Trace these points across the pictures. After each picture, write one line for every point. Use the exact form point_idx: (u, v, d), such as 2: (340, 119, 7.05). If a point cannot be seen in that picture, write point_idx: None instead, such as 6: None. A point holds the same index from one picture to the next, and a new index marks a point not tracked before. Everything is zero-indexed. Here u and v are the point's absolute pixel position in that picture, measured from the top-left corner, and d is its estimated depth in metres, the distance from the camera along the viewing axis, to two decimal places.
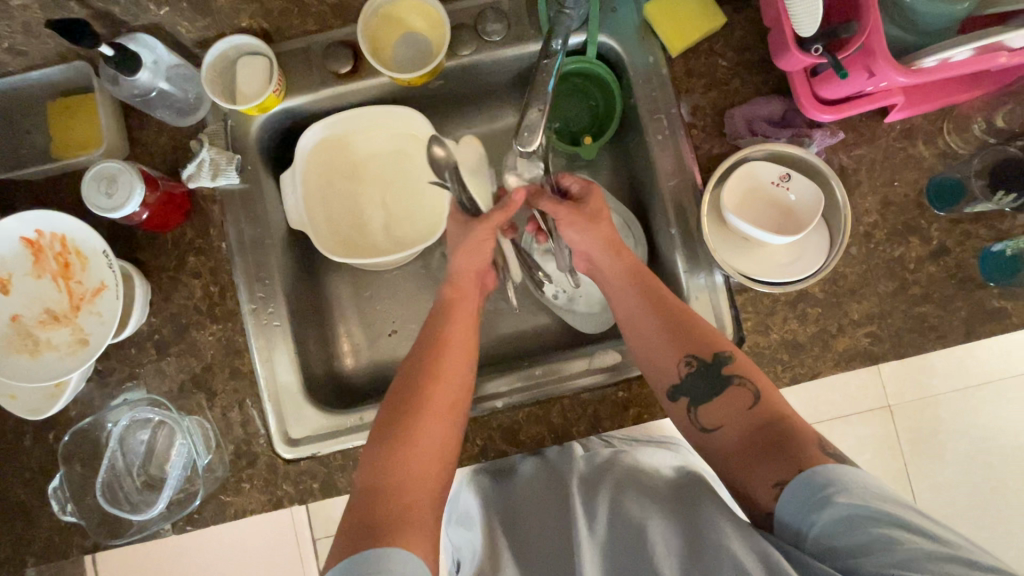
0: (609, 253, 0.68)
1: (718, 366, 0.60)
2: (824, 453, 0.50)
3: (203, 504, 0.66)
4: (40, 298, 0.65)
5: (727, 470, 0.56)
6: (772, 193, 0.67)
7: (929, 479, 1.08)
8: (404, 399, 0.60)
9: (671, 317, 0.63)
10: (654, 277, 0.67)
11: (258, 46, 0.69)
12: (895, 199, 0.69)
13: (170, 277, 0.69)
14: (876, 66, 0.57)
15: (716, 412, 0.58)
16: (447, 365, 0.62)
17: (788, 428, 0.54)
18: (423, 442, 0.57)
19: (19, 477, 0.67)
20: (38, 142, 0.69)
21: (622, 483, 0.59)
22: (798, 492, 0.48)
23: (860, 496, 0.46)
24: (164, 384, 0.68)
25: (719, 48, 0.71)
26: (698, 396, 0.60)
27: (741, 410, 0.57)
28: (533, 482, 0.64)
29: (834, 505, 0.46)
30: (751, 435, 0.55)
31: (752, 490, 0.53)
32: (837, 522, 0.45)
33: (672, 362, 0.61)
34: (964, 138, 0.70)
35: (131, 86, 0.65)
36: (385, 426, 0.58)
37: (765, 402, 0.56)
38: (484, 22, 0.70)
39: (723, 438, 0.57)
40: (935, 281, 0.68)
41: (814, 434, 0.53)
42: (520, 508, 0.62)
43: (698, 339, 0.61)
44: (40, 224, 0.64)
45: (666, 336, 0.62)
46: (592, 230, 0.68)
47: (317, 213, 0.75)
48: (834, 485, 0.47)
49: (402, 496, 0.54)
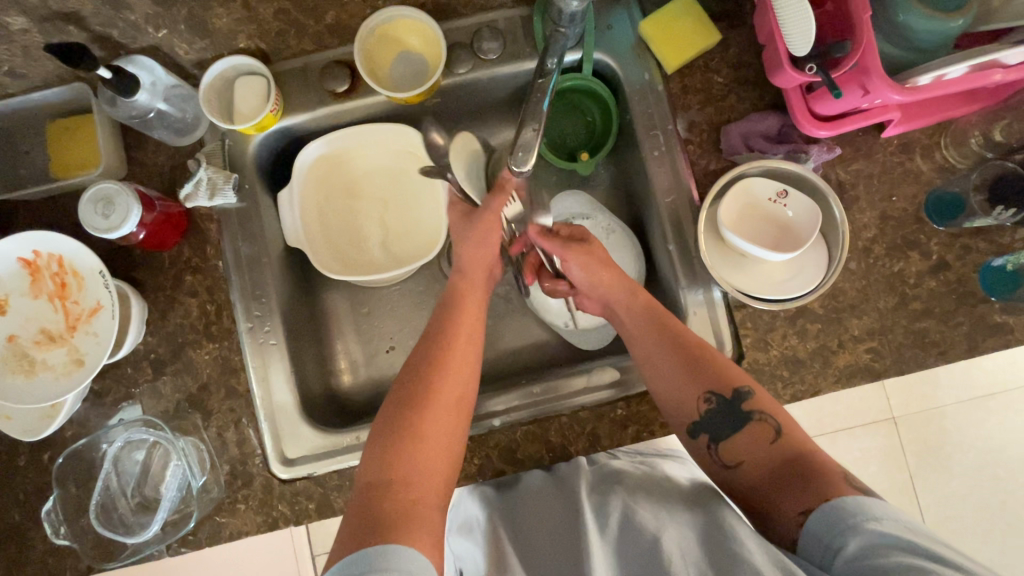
0: (627, 293, 0.67)
1: (736, 401, 0.58)
2: (851, 485, 0.49)
3: (198, 525, 0.65)
4: (36, 318, 0.65)
5: (754, 505, 0.55)
6: (769, 210, 0.67)
7: (936, 492, 1.07)
8: (411, 396, 0.58)
9: (690, 355, 0.61)
10: (672, 317, 0.65)
11: (256, 66, 0.69)
12: (893, 213, 0.69)
13: (167, 296, 0.69)
14: (870, 84, 0.56)
15: (737, 449, 0.57)
16: (454, 364, 0.60)
17: (812, 461, 0.53)
18: (432, 443, 0.55)
19: (14, 499, 0.66)
20: (36, 162, 0.69)
21: (633, 490, 0.58)
22: (825, 518, 0.47)
23: (892, 527, 0.44)
24: (160, 404, 0.68)
25: (714, 65, 0.71)
26: (718, 432, 0.59)
27: (763, 445, 0.56)
28: (540, 490, 0.62)
29: (861, 532, 0.45)
30: (775, 470, 0.54)
31: (779, 521, 0.52)
32: (865, 547, 0.44)
33: (691, 397, 0.60)
34: (962, 152, 0.70)
35: (129, 107, 0.65)
36: (390, 424, 0.56)
37: (786, 436, 0.55)
38: (480, 40, 0.71)
39: (745, 475, 0.56)
40: (936, 295, 0.67)
41: (838, 468, 0.51)
42: (526, 516, 0.61)
43: (717, 373, 0.60)
44: (37, 245, 0.64)
45: (683, 371, 0.61)
46: (603, 273, 0.68)
47: (315, 230, 0.75)
48: (866, 514, 0.46)
49: (410, 491, 0.52)
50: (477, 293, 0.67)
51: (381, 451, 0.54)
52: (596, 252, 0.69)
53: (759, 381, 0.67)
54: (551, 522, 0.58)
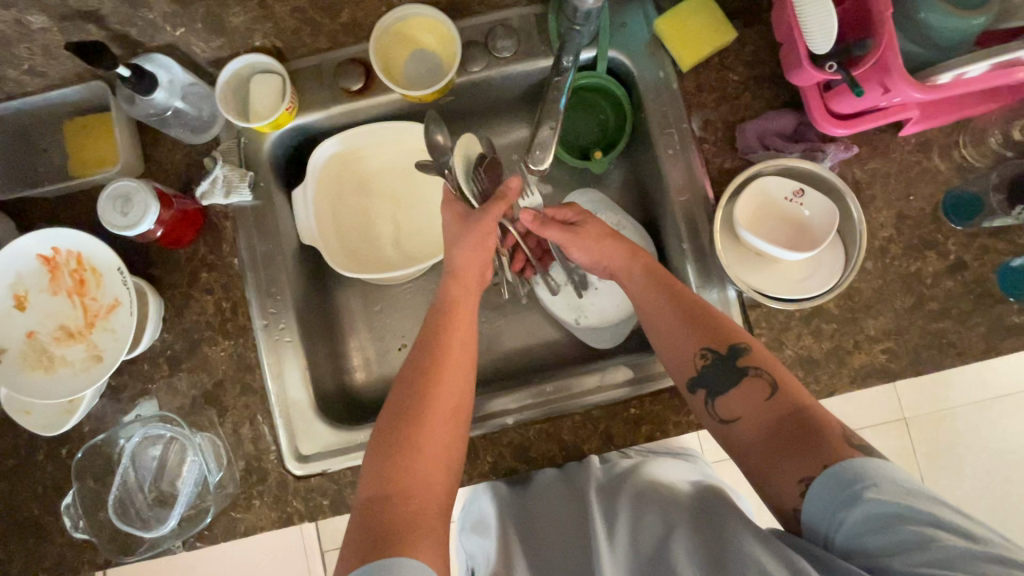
0: (627, 257, 0.67)
1: (733, 358, 0.58)
2: (850, 446, 0.48)
3: (214, 521, 0.66)
4: (54, 314, 0.66)
5: (751, 464, 0.54)
6: (785, 209, 0.66)
7: (949, 494, 1.06)
8: (409, 405, 0.57)
9: (689, 312, 0.61)
10: (676, 280, 0.65)
11: (271, 64, 0.69)
12: (911, 213, 0.68)
13: (183, 293, 0.70)
14: (891, 82, 0.56)
15: (733, 405, 0.56)
16: (449, 372, 0.59)
17: (810, 420, 0.51)
18: (430, 453, 0.55)
19: (33, 493, 0.67)
20: (54, 160, 0.70)
21: (641, 493, 0.58)
22: (824, 488, 0.47)
23: (890, 492, 0.44)
24: (176, 400, 0.68)
25: (730, 63, 0.71)
26: (715, 388, 0.58)
27: (758, 401, 0.55)
28: (550, 494, 0.62)
29: (862, 503, 0.44)
30: (771, 428, 0.53)
31: (777, 486, 0.51)
32: (866, 519, 0.44)
33: (688, 353, 0.60)
34: (980, 151, 0.69)
35: (146, 105, 0.66)
36: (388, 435, 0.56)
37: (782, 392, 0.54)
38: (494, 38, 0.71)
39: (742, 431, 0.55)
40: (952, 296, 0.67)
41: (839, 426, 0.50)
42: (536, 519, 0.61)
43: (714, 331, 0.59)
44: (56, 242, 0.65)
45: (682, 326, 0.61)
46: (604, 248, 0.68)
47: (328, 227, 0.76)
48: (863, 481, 0.45)
49: (410, 506, 0.52)
50: (468, 299, 0.66)
51: (380, 466, 0.54)
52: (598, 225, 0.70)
53: None
54: (563, 526, 0.59)
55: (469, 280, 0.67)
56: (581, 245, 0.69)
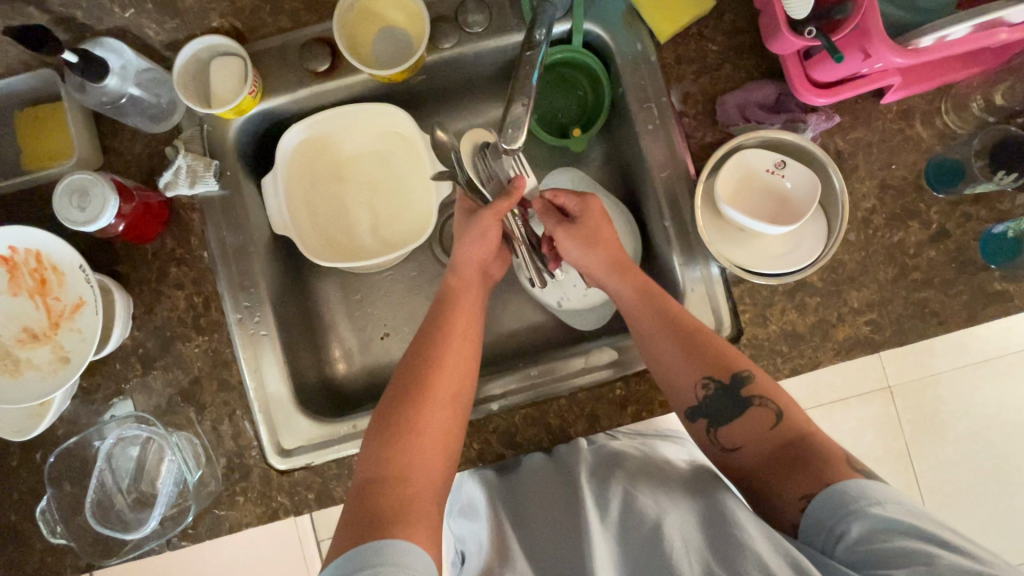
0: (615, 273, 0.67)
1: (736, 388, 0.58)
2: (852, 468, 0.50)
3: (197, 519, 0.64)
4: (17, 316, 0.63)
5: (755, 488, 0.55)
6: (766, 181, 0.65)
7: (932, 459, 1.07)
8: (407, 394, 0.57)
9: (689, 337, 0.60)
10: (670, 297, 0.64)
11: (231, 46, 0.66)
12: (893, 182, 0.67)
13: (153, 289, 0.67)
14: (872, 47, 0.55)
15: (737, 433, 0.57)
16: (450, 359, 0.59)
17: (812, 446, 0.53)
18: (429, 436, 0.55)
19: (8, 499, 0.65)
20: (6, 154, 0.66)
21: (633, 474, 0.58)
22: (829, 502, 0.48)
23: (895, 511, 0.45)
24: (151, 399, 0.66)
25: (709, 32, 0.69)
26: (717, 417, 0.58)
27: (762, 430, 0.56)
28: (541, 475, 0.61)
29: (866, 517, 0.45)
30: (774, 455, 0.54)
31: (780, 504, 0.52)
32: (869, 532, 0.44)
33: (689, 382, 0.59)
34: (962, 117, 0.68)
35: (99, 92, 0.63)
36: (388, 420, 0.55)
37: (785, 423, 0.55)
38: (465, 13, 0.68)
39: (745, 459, 0.56)
40: (935, 266, 0.66)
41: (840, 452, 0.52)
42: (527, 500, 0.60)
43: (715, 359, 0.59)
44: (13, 240, 0.62)
45: (683, 356, 0.60)
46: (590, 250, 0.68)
47: (302, 216, 0.73)
48: (869, 497, 0.46)
49: (408, 488, 0.51)
50: (470, 289, 0.66)
51: (376, 451, 0.53)
52: (595, 229, 0.68)
53: (758, 357, 0.66)
54: (551, 508, 0.58)
55: (458, 274, 0.66)
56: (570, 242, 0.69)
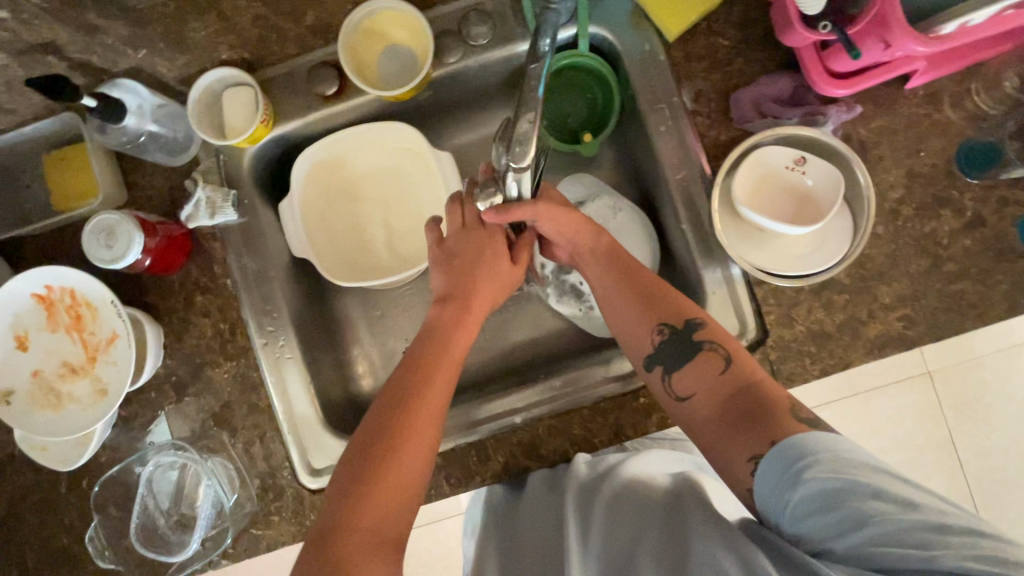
0: (588, 231, 0.66)
1: (689, 332, 0.58)
2: (797, 421, 0.49)
3: (236, 539, 0.67)
4: (56, 351, 0.66)
5: (704, 438, 0.54)
6: (786, 178, 0.63)
7: (977, 444, 1.02)
8: (385, 423, 0.54)
9: (645, 290, 0.61)
10: (632, 259, 0.65)
11: (241, 75, 0.67)
12: (922, 169, 0.65)
13: (181, 318, 0.70)
14: (891, 37, 0.53)
15: (688, 380, 0.56)
16: (434, 382, 0.58)
17: (759, 393, 0.52)
18: (402, 461, 0.53)
19: (59, 525, 0.68)
20: (38, 196, 0.69)
21: (615, 496, 0.58)
22: (772, 469, 0.47)
23: (830, 467, 0.44)
24: (186, 424, 0.69)
25: (719, 27, 0.67)
26: (670, 364, 0.58)
27: (712, 376, 0.55)
28: (536, 495, 0.65)
29: (805, 482, 0.44)
30: (725, 402, 0.53)
31: (728, 459, 0.51)
32: (809, 499, 0.44)
33: (646, 329, 0.60)
34: (994, 97, 0.65)
35: (119, 133, 0.65)
36: (365, 440, 0.54)
37: (735, 366, 0.55)
38: (468, 25, 0.67)
39: (697, 407, 0.55)
40: (970, 255, 0.63)
41: (786, 400, 0.51)
42: (523, 517, 0.64)
43: (674, 307, 0.59)
44: (48, 280, 0.64)
45: (640, 306, 0.61)
46: (566, 219, 0.65)
47: (319, 238, 0.74)
48: (805, 458, 0.45)
49: (372, 513, 0.50)
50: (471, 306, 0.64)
51: (346, 478, 0.52)
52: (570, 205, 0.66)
53: (786, 359, 0.64)
54: (541, 528, 0.62)
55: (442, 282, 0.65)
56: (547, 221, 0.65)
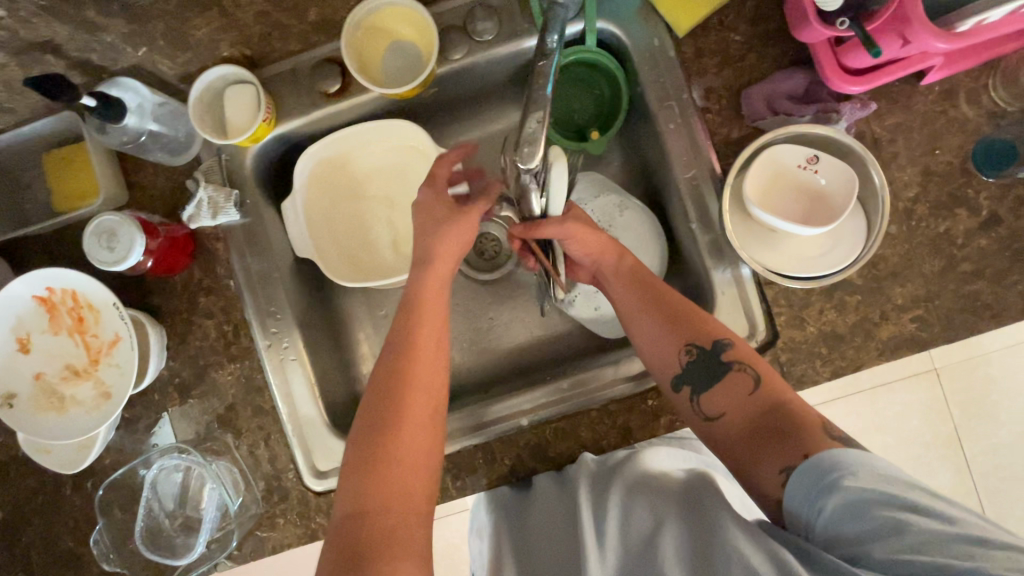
0: (615, 257, 0.65)
1: (717, 352, 0.57)
2: (829, 437, 0.48)
3: (241, 541, 0.66)
4: (59, 354, 0.65)
5: (733, 458, 0.53)
6: (798, 177, 0.62)
7: (983, 441, 1.00)
8: (383, 423, 0.54)
9: (670, 308, 0.60)
10: (656, 279, 0.64)
11: (243, 74, 0.66)
12: (937, 167, 0.63)
13: (184, 320, 0.69)
14: (911, 33, 0.52)
15: (717, 401, 0.56)
16: (422, 372, 0.57)
17: (789, 412, 0.51)
18: (406, 457, 0.53)
19: (64, 527, 0.68)
20: (39, 197, 0.68)
21: (630, 485, 0.57)
22: (805, 479, 0.47)
23: (867, 479, 0.44)
24: (191, 427, 0.68)
25: (731, 22, 0.65)
26: (698, 385, 0.57)
27: (741, 396, 0.54)
28: (547, 498, 0.61)
29: (840, 491, 0.44)
30: (754, 423, 0.53)
31: (759, 478, 0.50)
32: (843, 507, 0.44)
33: (673, 350, 0.59)
34: (1012, 93, 0.63)
35: (119, 132, 0.64)
36: (361, 448, 0.53)
37: (765, 387, 0.54)
38: (473, 21, 0.66)
39: (726, 427, 0.55)
40: (986, 255, 0.62)
41: (817, 418, 0.50)
42: (532, 519, 0.60)
43: (699, 327, 0.59)
44: (50, 282, 0.64)
45: (666, 326, 0.60)
46: (591, 239, 0.64)
47: (323, 238, 0.73)
48: (840, 469, 0.45)
49: (386, 517, 0.50)
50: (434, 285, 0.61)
51: (352, 481, 0.52)
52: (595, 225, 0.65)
53: (797, 361, 0.63)
54: (551, 528, 0.58)
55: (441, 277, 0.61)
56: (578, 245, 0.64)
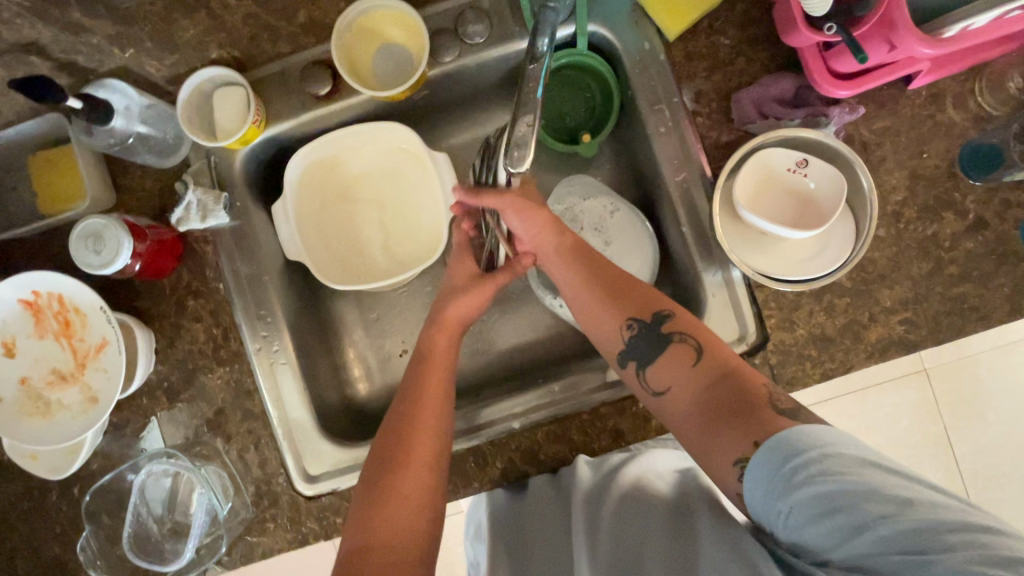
0: (554, 231, 0.65)
1: (658, 325, 0.57)
2: (776, 411, 0.47)
3: (231, 546, 0.66)
4: (45, 358, 0.65)
5: (681, 431, 0.53)
6: (787, 180, 0.62)
7: (970, 441, 1.00)
8: (391, 449, 0.56)
9: (613, 285, 0.61)
10: (597, 253, 0.64)
11: (233, 76, 0.66)
12: (925, 171, 0.64)
13: (172, 323, 0.68)
14: (897, 39, 0.52)
15: (662, 376, 0.55)
16: (432, 398, 0.58)
17: (731, 382, 0.51)
18: (410, 479, 0.53)
19: (51, 533, 0.67)
20: (24, 199, 0.67)
21: (624, 496, 0.58)
22: (761, 473, 0.44)
23: (824, 469, 0.41)
24: (180, 431, 0.68)
25: (720, 26, 0.66)
26: (643, 358, 0.57)
27: (683, 368, 0.54)
28: (544, 504, 0.63)
29: (798, 486, 0.42)
30: (698, 396, 0.52)
31: (712, 460, 0.49)
32: (802, 504, 0.41)
33: (614, 325, 0.59)
34: (998, 97, 0.64)
35: (105, 134, 0.63)
36: (370, 479, 0.54)
37: (707, 357, 0.54)
38: (464, 24, 0.66)
39: (672, 401, 0.54)
40: (973, 258, 0.63)
41: (763, 387, 0.49)
42: (530, 525, 0.62)
43: (640, 302, 0.59)
44: (35, 285, 0.63)
45: (609, 301, 0.60)
46: (532, 214, 0.63)
47: (314, 241, 0.73)
48: (797, 461, 0.42)
49: (392, 539, 0.50)
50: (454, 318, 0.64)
51: (360, 511, 0.52)
52: (534, 198, 0.65)
53: (786, 363, 0.63)
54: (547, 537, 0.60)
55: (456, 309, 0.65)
56: (517, 218, 0.63)
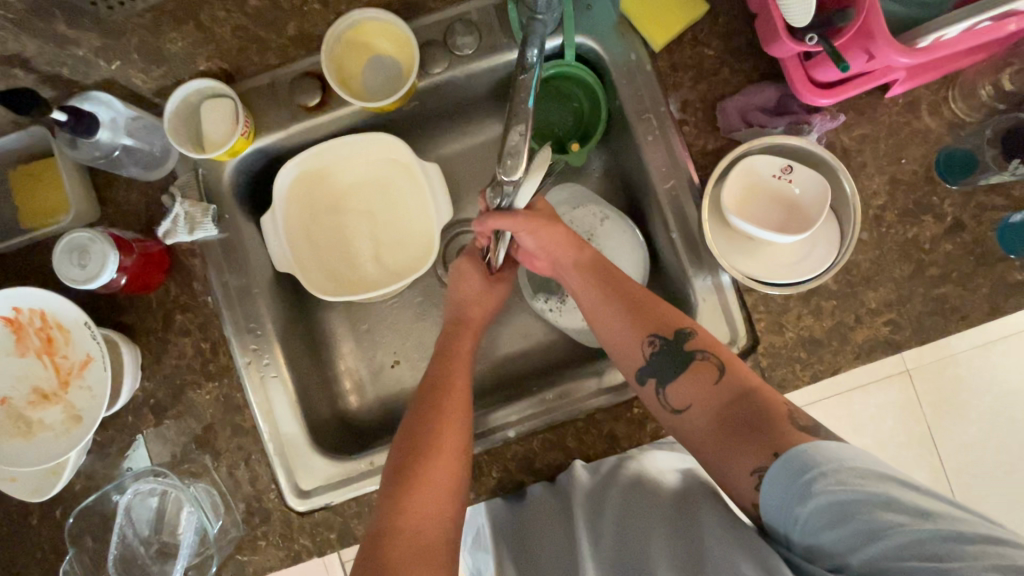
0: (572, 248, 0.65)
1: (680, 342, 0.58)
2: (797, 428, 0.49)
3: (221, 566, 0.64)
4: (26, 377, 0.63)
5: (702, 450, 0.54)
6: (773, 186, 0.64)
7: (953, 440, 1.02)
8: (406, 460, 0.56)
9: (632, 300, 0.61)
10: (615, 270, 0.65)
11: (220, 88, 0.65)
12: (904, 176, 0.66)
13: (159, 338, 0.67)
14: (875, 49, 0.54)
15: (684, 393, 0.56)
16: (451, 411, 0.59)
17: (755, 400, 0.52)
18: (425, 492, 0.54)
19: (32, 559, 0.65)
20: (4, 214, 0.66)
21: (625, 499, 0.58)
22: (778, 483, 0.47)
23: (839, 479, 0.44)
24: (167, 449, 0.66)
25: (704, 37, 0.67)
26: (663, 375, 0.57)
27: (707, 386, 0.55)
28: (542, 508, 0.62)
29: (814, 495, 0.44)
30: (721, 415, 0.53)
31: (734, 477, 0.50)
32: (818, 512, 0.44)
33: (635, 343, 0.59)
34: (970, 105, 0.66)
35: (92, 147, 0.63)
36: (388, 488, 0.55)
37: (729, 374, 0.55)
38: (454, 36, 0.67)
39: (693, 419, 0.55)
40: (952, 259, 0.64)
41: (784, 406, 0.51)
42: (530, 530, 0.62)
43: (661, 319, 0.59)
44: (16, 302, 0.61)
45: (629, 318, 0.60)
46: (552, 233, 0.64)
47: (304, 253, 0.72)
48: (812, 471, 0.45)
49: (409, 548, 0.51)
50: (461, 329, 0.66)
51: (381, 517, 0.53)
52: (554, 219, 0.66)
53: (777, 365, 0.64)
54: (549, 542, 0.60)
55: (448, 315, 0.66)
56: (534, 235, 0.65)
